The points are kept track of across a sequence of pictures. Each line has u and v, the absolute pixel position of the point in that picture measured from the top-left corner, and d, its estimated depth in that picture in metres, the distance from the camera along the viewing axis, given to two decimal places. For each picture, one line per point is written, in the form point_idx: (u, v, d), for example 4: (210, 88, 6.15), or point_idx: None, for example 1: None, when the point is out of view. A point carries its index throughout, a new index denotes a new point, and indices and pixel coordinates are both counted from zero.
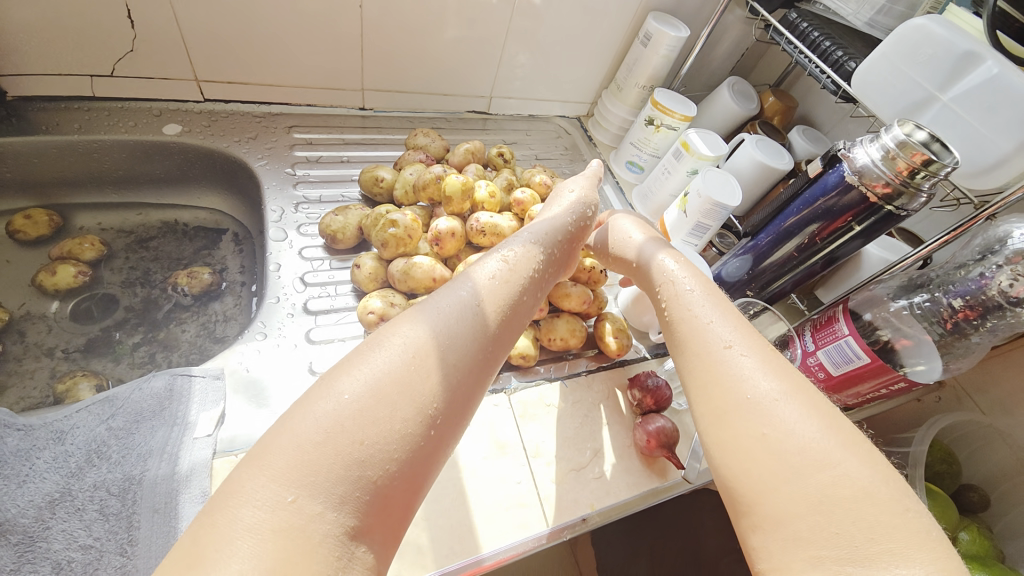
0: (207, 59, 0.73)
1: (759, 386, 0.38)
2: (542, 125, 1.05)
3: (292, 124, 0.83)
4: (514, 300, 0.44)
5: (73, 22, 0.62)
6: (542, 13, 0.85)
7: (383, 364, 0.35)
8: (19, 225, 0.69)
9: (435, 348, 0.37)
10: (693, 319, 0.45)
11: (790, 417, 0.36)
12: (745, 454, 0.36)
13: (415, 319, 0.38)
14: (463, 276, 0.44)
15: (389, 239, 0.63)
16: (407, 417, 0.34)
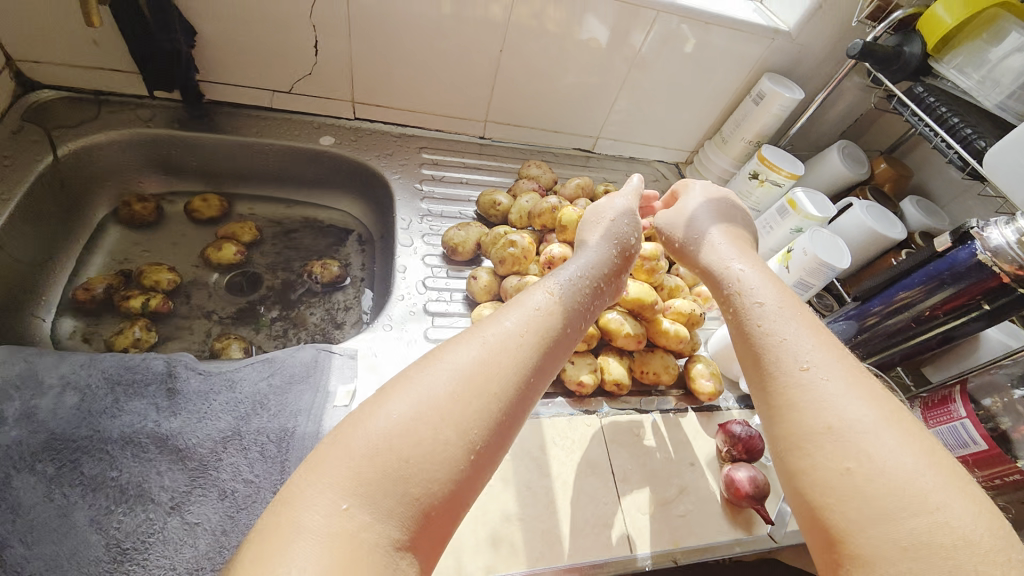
0: (365, 85, 0.84)
1: (847, 413, 0.37)
2: (642, 168, 1.09)
3: (422, 145, 0.92)
4: (557, 322, 0.46)
5: (269, 48, 0.75)
6: (655, 66, 0.91)
7: (429, 389, 0.37)
8: (197, 206, 0.83)
9: (475, 375, 0.38)
10: (762, 336, 0.44)
11: (884, 453, 0.34)
12: (830, 492, 0.35)
13: (460, 348, 0.40)
14: (511, 305, 0.45)
15: (507, 258, 0.69)
16: (455, 436, 0.36)
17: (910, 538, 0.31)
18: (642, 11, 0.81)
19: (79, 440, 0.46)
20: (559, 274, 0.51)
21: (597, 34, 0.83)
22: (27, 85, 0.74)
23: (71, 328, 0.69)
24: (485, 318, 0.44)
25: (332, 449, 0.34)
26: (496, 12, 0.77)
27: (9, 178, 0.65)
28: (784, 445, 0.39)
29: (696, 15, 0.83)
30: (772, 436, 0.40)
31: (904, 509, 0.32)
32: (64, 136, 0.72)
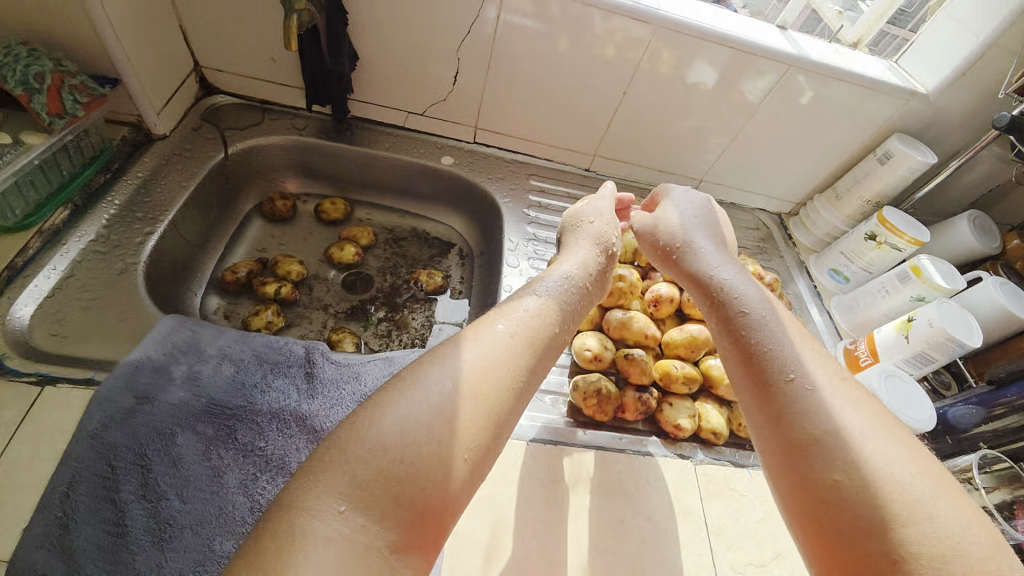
0: (490, 112, 0.90)
1: (843, 421, 0.37)
2: (742, 215, 1.07)
3: (531, 172, 0.97)
4: (550, 316, 0.45)
5: (415, 75, 0.83)
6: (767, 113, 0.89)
7: (420, 391, 0.35)
8: (326, 208, 0.91)
9: (466, 378, 0.37)
10: (754, 342, 0.43)
11: (879, 460, 0.35)
12: (830, 502, 0.34)
13: (459, 357, 0.38)
14: (507, 307, 0.44)
15: (615, 291, 0.70)
16: (455, 440, 0.34)
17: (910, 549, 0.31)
18: (753, 58, 0.81)
19: (234, 408, 0.52)
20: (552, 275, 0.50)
21: (705, 77, 0.83)
22: (206, 89, 0.84)
23: (216, 305, 0.76)
24: (481, 323, 0.42)
25: (336, 447, 0.33)
26: (610, 52, 0.80)
27: (188, 170, 0.74)
28: (781, 456, 0.38)
29: (836, 72, 0.83)
30: (766, 446, 0.39)
31: (910, 518, 0.32)
32: (234, 137, 0.82)
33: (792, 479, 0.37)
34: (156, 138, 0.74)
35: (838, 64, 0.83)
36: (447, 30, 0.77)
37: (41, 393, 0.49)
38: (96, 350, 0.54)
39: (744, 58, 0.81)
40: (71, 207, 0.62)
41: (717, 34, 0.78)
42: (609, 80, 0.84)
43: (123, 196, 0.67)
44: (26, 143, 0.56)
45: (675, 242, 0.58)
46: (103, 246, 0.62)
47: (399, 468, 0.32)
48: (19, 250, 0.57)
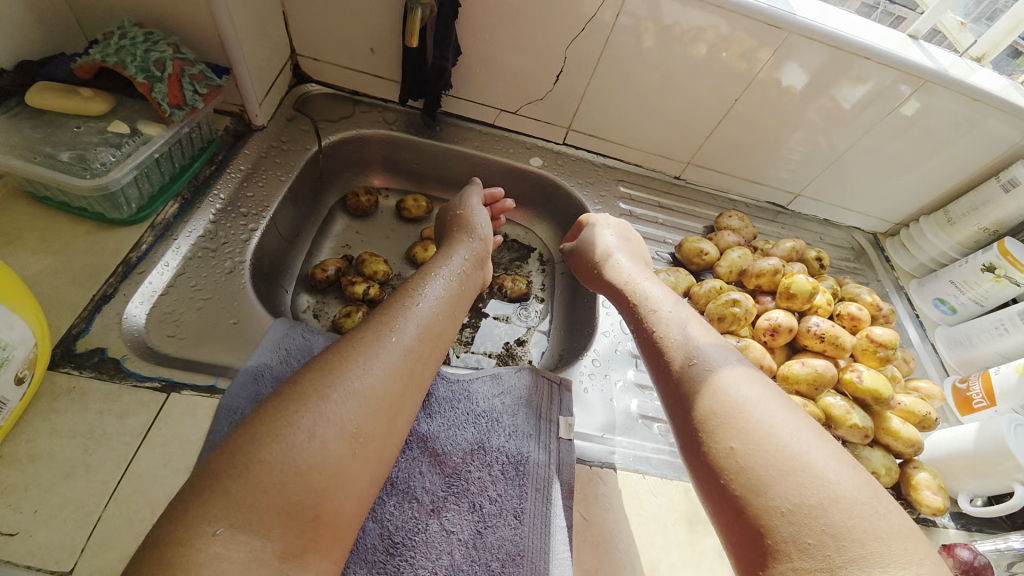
0: (586, 114, 0.85)
1: (733, 396, 0.45)
2: (835, 233, 1.01)
3: (621, 178, 0.92)
4: (426, 318, 0.52)
5: (516, 72, 0.79)
6: (860, 123, 0.82)
7: (304, 395, 0.39)
8: (408, 205, 0.87)
9: (338, 375, 0.41)
10: (666, 344, 0.52)
11: (762, 424, 0.42)
12: (730, 468, 0.41)
13: (342, 365, 0.42)
14: (397, 315, 0.49)
15: (727, 316, 0.65)
16: (333, 438, 0.38)
17: (791, 500, 0.37)
18: (861, 61, 0.73)
19: None
20: (432, 282, 0.57)
21: (829, 90, 0.77)
22: (299, 78, 0.81)
23: (307, 304, 0.74)
24: (375, 330, 0.47)
25: (222, 471, 0.34)
26: (702, 51, 0.74)
27: (286, 164, 0.72)
28: (693, 440, 0.45)
29: (956, 84, 0.74)
30: (684, 433, 0.46)
31: (777, 476, 0.38)
32: (326, 130, 0.80)
33: (701, 456, 0.44)
34: (255, 130, 0.72)
35: (959, 75, 0.75)
36: (561, 31, 0.72)
37: (167, 402, 0.47)
38: (212, 355, 0.52)
39: (853, 61, 0.73)
40: (180, 201, 0.61)
41: (826, 32, 0.70)
42: (698, 83, 0.78)
43: (228, 190, 0.65)
44: (144, 134, 0.53)
45: (608, 266, 0.68)
46: (211, 243, 0.60)
47: (284, 480, 0.35)
48: (134, 245, 0.55)
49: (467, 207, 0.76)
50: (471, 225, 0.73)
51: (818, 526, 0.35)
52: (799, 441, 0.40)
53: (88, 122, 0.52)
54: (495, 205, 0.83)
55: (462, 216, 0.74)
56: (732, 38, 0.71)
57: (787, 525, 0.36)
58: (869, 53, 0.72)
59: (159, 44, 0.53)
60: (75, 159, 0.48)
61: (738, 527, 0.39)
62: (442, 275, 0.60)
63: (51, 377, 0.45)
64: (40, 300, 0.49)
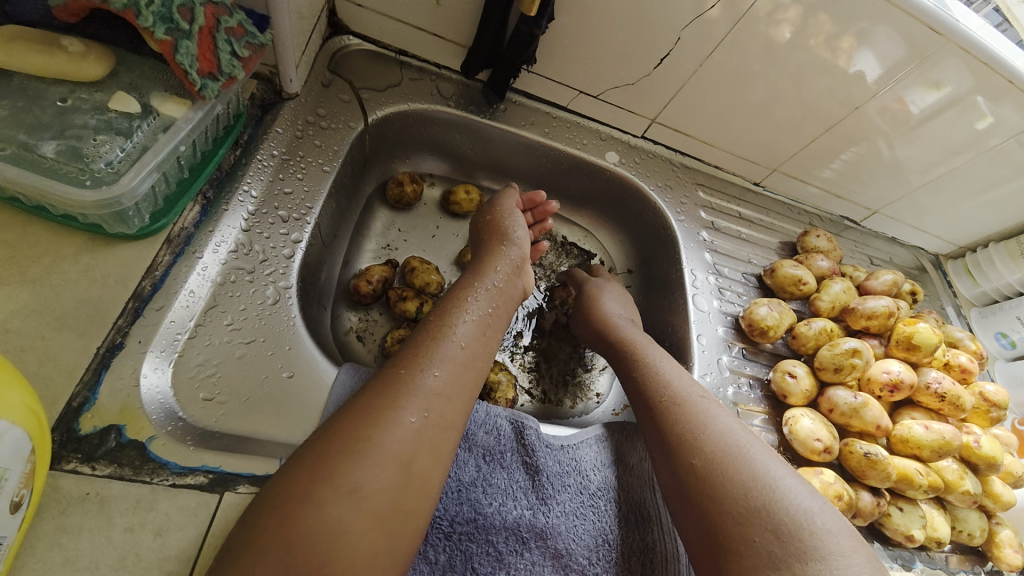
0: (677, 107, 0.72)
1: (700, 419, 0.44)
2: (900, 252, 0.96)
3: (699, 182, 0.81)
4: (464, 347, 0.42)
5: (605, 49, 0.64)
6: (944, 140, 0.71)
7: (319, 463, 0.33)
8: (460, 199, 0.71)
9: (357, 437, 0.34)
10: (641, 371, 0.52)
11: (726, 443, 0.42)
12: (695, 482, 0.41)
13: (352, 418, 0.35)
14: (431, 349, 0.40)
15: (845, 366, 0.60)
16: (331, 493, 0.32)
17: (745, 505, 0.37)
18: (951, 54, 0.59)
19: (466, 525, 0.41)
20: (472, 301, 0.46)
21: (957, 114, 0.67)
22: (334, 28, 0.63)
23: (352, 323, 0.61)
24: (408, 372, 0.38)
25: (236, 543, 0.30)
26: (785, 35, 0.60)
27: (329, 147, 0.56)
28: (661, 458, 0.45)
29: None
30: (653, 452, 0.46)
31: (733, 484, 0.39)
32: (371, 101, 0.63)
33: (671, 474, 0.43)
34: (286, 99, 0.55)
35: None
36: (675, 7, 0.58)
37: (220, 504, 0.35)
38: (267, 428, 0.40)
39: (942, 55, 0.59)
40: (202, 201, 0.45)
41: (921, 6, 0.55)
42: (777, 71, 0.64)
43: (260, 184, 0.49)
44: (162, 115, 0.39)
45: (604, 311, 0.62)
46: (246, 262, 0.45)
47: (287, 543, 0.29)
48: (146, 269, 0.40)
49: (502, 211, 0.59)
50: (506, 228, 0.57)
51: (765, 524, 0.36)
52: (755, 452, 0.41)
53: (78, 91, 0.37)
54: (538, 210, 0.66)
55: (495, 221, 0.58)
56: (812, 20, 0.58)
57: (744, 532, 0.37)
58: (969, 46, 0.58)
59: None
60: (67, 155, 0.35)
61: (703, 542, 0.39)
62: (481, 287, 0.49)
63: (53, 478, 0.32)
64: (22, 358, 0.34)
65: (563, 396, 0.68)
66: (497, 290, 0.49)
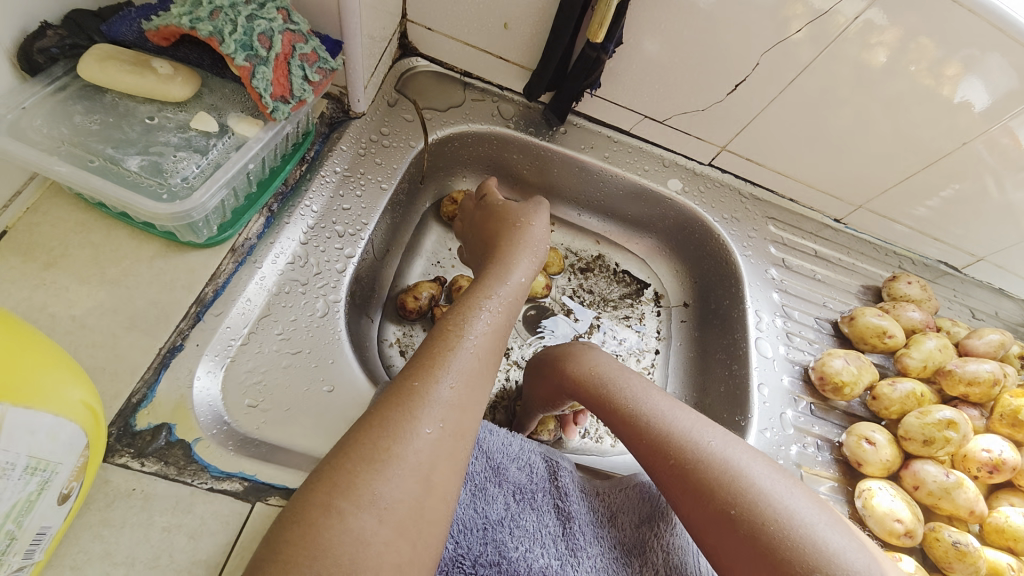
0: (751, 136, 0.68)
1: (731, 498, 0.36)
2: (1009, 305, 0.83)
3: (771, 215, 0.75)
4: (477, 354, 0.40)
5: (676, 72, 0.61)
6: None
7: (343, 476, 0.31)
8: None
9: (374, 448, 0.32)
10: (638, 430, 0.42)
11: (770, 509, 0.36)
12: (745, 564, 0.35)
13: (374, 431, 0.33)
14: (447, 359, 0.38)
15: (938, 439, 0.52)
16: (360, 506, 0.30)
17: None
18: None
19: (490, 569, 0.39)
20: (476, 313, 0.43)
21: None
22: (404, 50, 0.65)
23: (395, 337, 0.62)
24: (419, 382, 0.36)
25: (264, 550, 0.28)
26: (880, 59, 0.54)
27: (388, 165, 0.57)
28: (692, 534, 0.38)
29: None
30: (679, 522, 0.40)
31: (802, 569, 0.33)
32: (433, 121, 0.64)
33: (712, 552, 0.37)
34: (353, 118, 0.57)
35: None
36: (757, 30, 0.54)
37: (251, 514, 0.35)
38: (302, 440, 0.40)
39: None
40: (266, 213, 0.47)
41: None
42: (869, 99, 0.58)
43: (320, 200, 0.51)
44: (237, 134, 0.41)
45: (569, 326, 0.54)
46: (301, 274, 0.47)
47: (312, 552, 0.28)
48: (210, 276, 0.42)
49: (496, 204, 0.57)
50: (507, 224, 0.54)
51: None
52: (808, 517, 0.35)
53: (164, 110, 0.41)
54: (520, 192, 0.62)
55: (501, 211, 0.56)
56: (913, 45, 0.52)
57: None
58: None
59: (265, 7, 0.39)
60: (148, 170, 0.38)
61: None
62: (500, 281, 0.47)
63: (104, 471, 0.34)
64: (93, 354, 0.37)
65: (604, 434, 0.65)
66: (511, 284, 0.47)
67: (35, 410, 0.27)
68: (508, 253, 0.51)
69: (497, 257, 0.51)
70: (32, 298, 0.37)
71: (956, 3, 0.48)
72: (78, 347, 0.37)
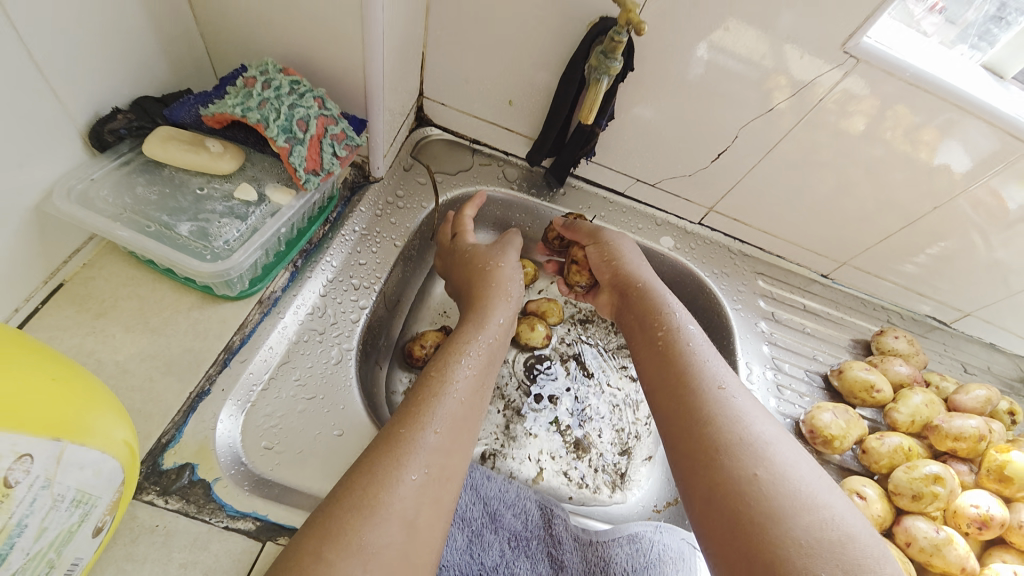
0: (736, 198, 0.73)
1: (755, 428, 0.41)
2: (1001, 360, 0.85)
3: (760, 270, 0.79)
4: (462, 400, 0.43)
5: (664, 142, 0.68)
6: None
7: (335, 523, 0.33)
8: None
9: (362, 497, 0.35)
10: (688, 359, 0.47)
11: (784, 462, 0.39)
12: (743, 492, 0.38)
13: (361, 478, 0.36)
14: (431, 405, 0.41)
15: (926, 494, 0.53)
16: (351, 553, 0.32)
17: (810, 535, 0.35)
18: None
19: None
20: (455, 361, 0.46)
21: None
22: (420, 120, 0.73)
23: (402, 384, 0.65)
24: (398, 434, 0.38)
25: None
26: (859, 126, 0.60)
27: (402, 225, 0.63)
28: (695, 450, 0.41)
29: None
30: (684, 439, 0.42)
31: (798, 510, 0.36)
32: (444, 183, 0.70)
33: (710, 475, 0.40)
34: (372, 182, 0.63)
35: None
36: (736, 106, 0.61)
37: (262, 554, 0.38)
38: (312, 481, 0.43)
39: None
40: (292, 268, 0.52)
41: (1004, 115, 0.55)
42: (848, 164, 0.64)
43: (340, 256, 0.56)
44: (272, 202, 0.47)
45: (628, 265, 0.58)
46: (318, 324, 0.51)
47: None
48: (239, 325, 0.47)
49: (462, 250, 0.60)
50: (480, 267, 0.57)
51: (831, 559, 0.34)
52: (814, 481, 0.39)
53: (213, 181, 0.47)
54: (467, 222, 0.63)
55: (472, 255, 0.58)
56: (889, 113, 0.57)
57: (802, 563, 0.34)
58: None
59: (304, 97, 0.46)
60: (196, 235, 0.43)
61: (734, 545, 0.36)
62: (479, 327, 0.50)
63: (132, 507, 0.37)
64: (132, 396, 0.41)
65: (600, 483, 0.66)
66: (489, 333, 0.50)
67: (86, 447, 0.30)
68: (485, 305, 0.53)
69: (475, 303, 0.54)
70: (82, 344, 0.42)
71: (913, 87, 0.54)
72: (118, 389, 0.41)
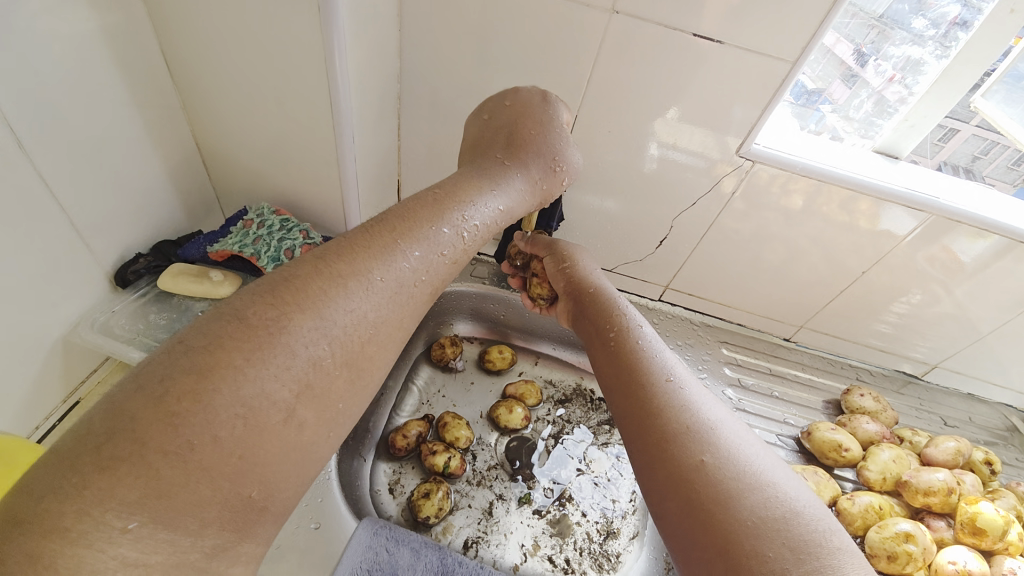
0: (687, 275, 0.81)
1: (702, 413, 0.40)
2: (982, 410, 0.85)
3: (723, 338, 0.85)
4: (437, 259, 0.36)
5: (611, 234, 0.77)
6: (980, 286, 0.70)
7: (233, 343, 0.25)
8: (493, 357, 0.81)
9: (282, 321, 0.26)
10: (633, 356, 0.46)
11: (729, 445, 0.37)
12: (693, 479, 0.35)
13: (341, 301, 0.29)
14: (416, 228, 0.35)
15: (901, 555, 0.53)
16: (313, 425, 0.27)
17: (757, 515, 0.32)
18: (941, 222, 0.64)
19: None
20: (479, 197, 0.40)
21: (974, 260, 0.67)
22: None
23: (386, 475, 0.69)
24: (379, 245, 0.32)
25: (151, 413, 0.22)
26: (798, 203, 0.67)
27: None
28: (647, 445, 0.39)
29: None
30: (636, 438, 0.40)
31: (745, 490, 0.34)
32: None
33: (660, 469, 0.37)
34: None
35: None
36: (664, 201, 0.70)
37: None
38: None
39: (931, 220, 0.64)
40: None
41: (895, 192, 0.63)
42: (781, 238, 0.72)
43: None
44: None
45: (584, 273, 0.60)
46: None
47: (239, 464, 0.24)
48: None
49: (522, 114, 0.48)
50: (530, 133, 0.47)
51: (779, 539, 0.31)
52: (761, 463, 0.37)
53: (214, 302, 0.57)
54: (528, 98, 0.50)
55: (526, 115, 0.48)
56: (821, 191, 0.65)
57: (754, 547, 0.31)
58: (954, 217, 0.63)
59: (292, 231, 0.58)
60: None
61: (689, 538, 0.33)
62: (500, 185, 0.43)
63: None
64: None
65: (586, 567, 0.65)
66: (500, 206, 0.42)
67: None
68: (536, 151, 0.46)
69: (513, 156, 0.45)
70: None
71: (806, 177, 0.63)
72: None
